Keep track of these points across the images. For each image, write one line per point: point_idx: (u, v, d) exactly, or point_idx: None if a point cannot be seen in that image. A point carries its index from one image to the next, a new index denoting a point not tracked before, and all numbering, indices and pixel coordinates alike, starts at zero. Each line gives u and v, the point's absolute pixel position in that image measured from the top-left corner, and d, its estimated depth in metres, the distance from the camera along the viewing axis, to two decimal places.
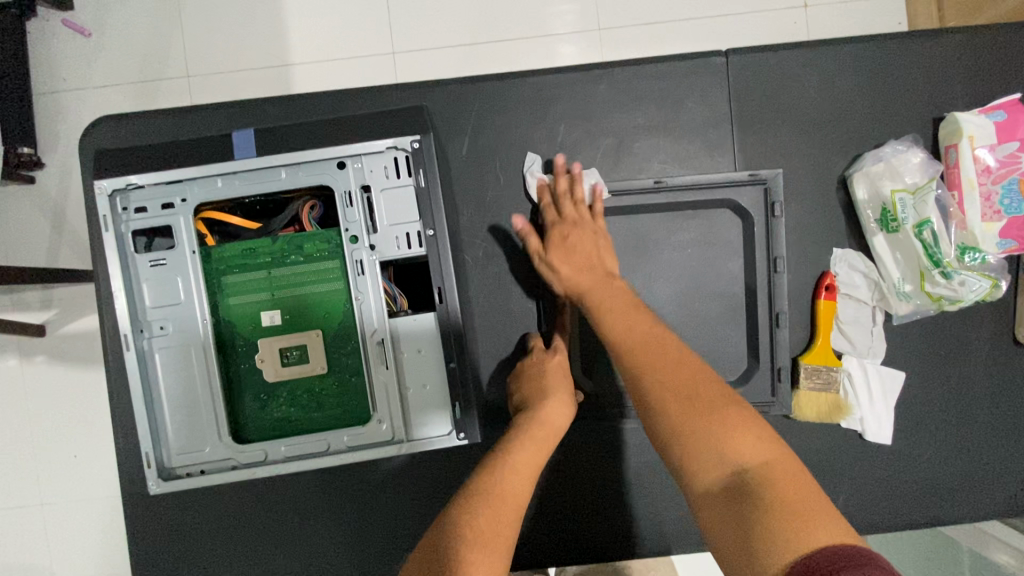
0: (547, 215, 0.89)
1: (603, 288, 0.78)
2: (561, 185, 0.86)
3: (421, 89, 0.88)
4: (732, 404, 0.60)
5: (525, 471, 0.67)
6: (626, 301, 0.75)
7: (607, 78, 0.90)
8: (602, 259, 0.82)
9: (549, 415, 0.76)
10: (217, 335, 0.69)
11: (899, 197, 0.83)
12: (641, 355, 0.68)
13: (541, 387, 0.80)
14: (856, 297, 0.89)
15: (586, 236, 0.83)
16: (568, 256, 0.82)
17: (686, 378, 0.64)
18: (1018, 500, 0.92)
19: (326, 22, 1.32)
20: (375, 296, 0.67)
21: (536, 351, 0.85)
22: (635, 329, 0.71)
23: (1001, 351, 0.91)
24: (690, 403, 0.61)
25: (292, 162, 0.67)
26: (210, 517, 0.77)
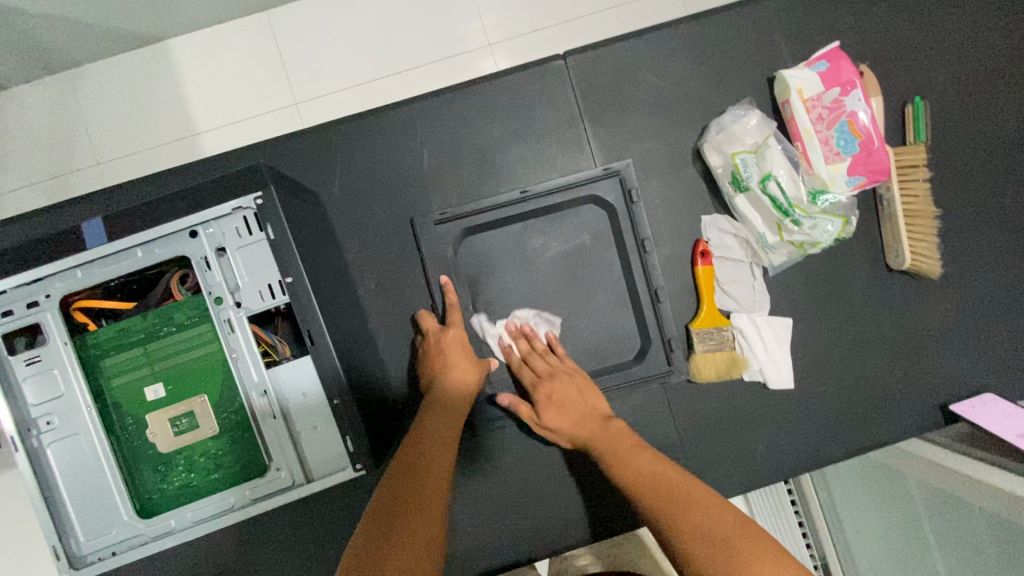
0: (426, 243, 0.93)
1: (603, 436, 0.83)
2: (540, 343, 0.93)
3: (288, 143, 0.92)
4: (754, 542, 0.61)
5: (446, 443, 0.77)
6: (632, 445, 0.80)
7: (460, 99, 0.94)
8: (588, 402, 0.88)
9: (455, 382, 0.86)
10: (104, 418, 0.70)
11: (742, 159, 0.89)
12: (659, 501, 0.70)
13: (446, 363, 0.86)
14: (731, 258, 0.94)
15: (569, 386, 0.88)
16: (563, 414, 0.86)
17: (707, 521, 0.65)
18: (926, 414, 0.96)
19: (223, 89, 1.35)
20: (249, 350, 0.70)
21: (433, 333, 0.89)
22: (654, 471, 0.75)
23: (878, 280, 0.96)
24: (717, 544, 0.62)
25: (145, 240, 0.69)
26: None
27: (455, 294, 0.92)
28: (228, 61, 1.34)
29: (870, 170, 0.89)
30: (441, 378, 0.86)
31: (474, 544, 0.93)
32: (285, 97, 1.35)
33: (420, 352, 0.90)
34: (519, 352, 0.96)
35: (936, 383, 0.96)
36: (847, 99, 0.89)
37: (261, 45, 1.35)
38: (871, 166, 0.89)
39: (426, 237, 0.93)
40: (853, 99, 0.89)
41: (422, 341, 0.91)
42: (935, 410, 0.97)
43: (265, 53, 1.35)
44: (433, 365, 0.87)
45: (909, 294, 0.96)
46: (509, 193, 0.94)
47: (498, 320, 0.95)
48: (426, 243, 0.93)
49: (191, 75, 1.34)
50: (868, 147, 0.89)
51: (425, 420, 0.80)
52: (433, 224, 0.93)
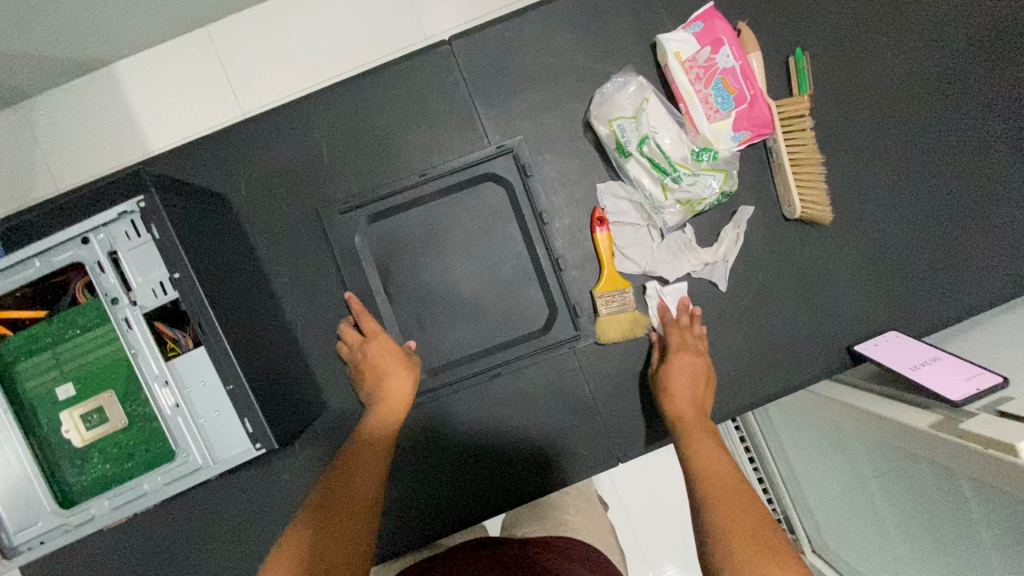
0: (334, 233, 0.98)
1: (700, 432, 0.85)
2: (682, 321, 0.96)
3: (194, 151, 0.97)
4: (776, 540, 0.65)
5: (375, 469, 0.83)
6: (710, 440, 0.84)
7: (353, 92, 0.98)
8: (700, 394, 0.91)
9: (391, 387, 0.91)
10: (22, 419, 0.75)
11: (620, 124, 0.91)
12: (712, 489, 0.74)
13: (379, 372, 0.92)
14: (628, 221, 0.97)
15: (689, 360, 0.91)
16: (693, 388, 0.91)
17: (746, 515, 0.69)
18: (834, 356, 1.00)
19: (167, 109, 1.40)
20: (148, 344, 0.75)
21: (356, 344, 0.95)
22: (714, 463, 0.79)
23: (776, 230, 0.99)
24: (753, 537, 0.65)
25: (41, 250, 0.74)
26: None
27: (359, 302, 0.97)
28: (166, 79, 1.38)
29: (749, 124, 0.92)
30: (376, 385, 0.92)
31: (402, 514, 0.98)
32: (233, 110, 1.40)
33: (351, 364, 0.96)
34: (432, 330, 1.00)
35: (842, 324, 0.99)
36: (719, 56, 0.91)
37: (209, 63, 1.39)
38: (751, 120, 0.92)
39: (333, 228, 0.98)
40: (724, 57, 0.91)
41: (349, 352, 0.96)
42: (841, 352, 0.99)
43: (213, 69, 1.39)
44: (366, 375, 0.93)
45: (807, 240, 0.99)
46: (409, 178, 0.98)
47: (411, 301, 1.00)
48: (334, 234, 0.98)
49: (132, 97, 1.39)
50: (743, 102, 0.92)
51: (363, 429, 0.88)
52: (339, 214, 0.98)
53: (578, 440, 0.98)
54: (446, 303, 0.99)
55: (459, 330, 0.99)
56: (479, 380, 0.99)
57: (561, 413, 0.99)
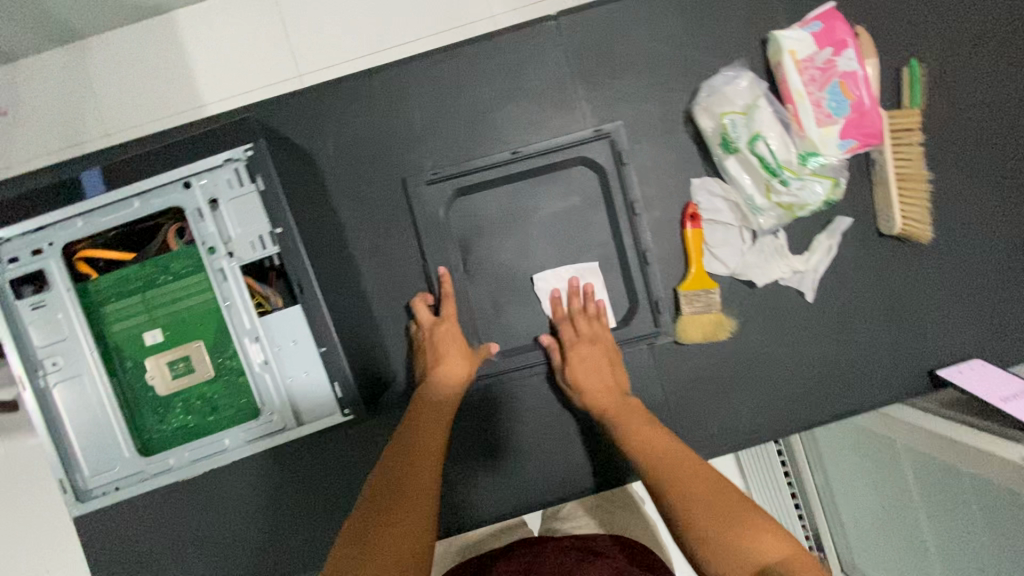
0: (418, 204, 0.95)
1: (625, 416, 0.85)
2: (576, 304, 0.95)
3: (284, 105, 0.94)
4: (747, 509, 0.66)
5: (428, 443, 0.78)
6: (641, 419, 0.84)
7: (452, 61, 0.95)
8: (610, 379, 0.90)
9: (447, 373, 0.87)
10: (108, 361, 0.74)
11: (731, 119, 0.89)
12: (666, 474, 0.74)
13: (440, 356, 0.88)
14: (721, 221, 0.95)
15: (598, 350, 0.91)
16: (595, 372, 0.89)
17: (701, 487, 0.70)
18: (913, 380, 0.97)
19: (228, 62, 1.36)
20: (243, 298, 0.73)
21: (426, 323, 0.91)
22: (659, 444, 0.79)
23: (869, 245, 0.96)
24: (714, 511, 0.67)
25: (141, 191, 0.72)
26: (171, 521, 0.85)
27: (451, 283, 0.95)
28: (237, 30, 1.34)
29: (860, 133, 0.89)
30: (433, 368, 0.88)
31: (460, 496, 0.96)
32: (290, 70, 1.35)
33: (415, 343, 0.92)
34: (508, 312, 0.98)
35: (925, 347, 0.97)
36: (839, 59, 0.88)
37: (267, 18, 1.34)
38: (862, 129, 0.89)
39: (417, 198, 0.95)
40: (845, 60, 0.88)
41: (416, 331, 0.93)
42: (923, 375, 0.98)
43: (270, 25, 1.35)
44: (427, 357, 0.89)
45: (901, 259, 0.96)
46: (500, 154, 0.95)
47: (488, 280, 0.97)
48: (417, 204, 0.95)
49: (196, 44, 1.34)
50: (858, 109, 0.89)
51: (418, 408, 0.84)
52: (425, 184, 0.95)
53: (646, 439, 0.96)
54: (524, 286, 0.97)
55: (535, 315, 0.97)
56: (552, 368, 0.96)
57: None
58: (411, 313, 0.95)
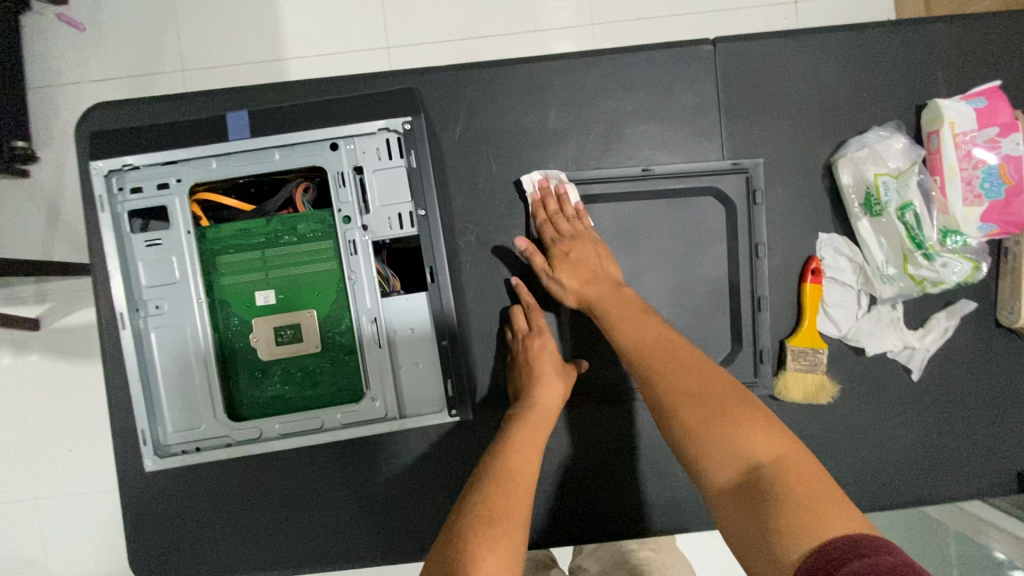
0: (538, 203, 0.90)
1: (611, 302, 0.82)
2: (553, 205, 0.89)
3: (414, 77, 0.90)
4: (743, 407, 0.68)
5: (525, 450, 0.74)
6: (643, 316, 0.80)
7: (596, 65, 0.91)
8: (603, 267, 0.86)
9: (540, 395, 0.81)
10: (213, 315, 0.70)
11: (882, 181, 0.86)
12: (651, 360, 0.75)
13: (535, 372, 0.83)
14: (841, 281, 0.91)
15: (587, 250, 0.86)
16: (575, 270, 0.85)
17: (696, 385, 0.71)
18: (1002, 479, 0.94)
19: (318, 19, 1.28)
20: (368, 275, 0.68)
21: (521, 334, 0.87)
22: (645, 331, 0.78)
23: (986, 333, 0.93)
24: (699, 404, 0.69)
25: (286, 143, 0.68)
26: (233, 486, 0.82)
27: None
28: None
29: (1006, 220, 0.86)
30: (528, 386, 0.82)
31: None
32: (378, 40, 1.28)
33: (510, 355, 0.88)
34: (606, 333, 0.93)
35: (1019, 447, 0.93)
36: (1004, 140, 0.85)
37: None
38: (1009, 216, 0.86)
39: (539, 197, 0.91)
40: (1010, 142, 0.85)
41: (510, 344, 0.89)
42: (1012, 476, 0.93)
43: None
44: (521, 371, 0.84)
45: (1013, 353, 0.93)
46: (631, 168, 0.91)
47: None
48: (538, 204, 0.90)
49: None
50: (1013, 196, 0.85)
51: (515, 428, 0.77)
52: (547, 185, 0.91)
53: None
54: None
55: None
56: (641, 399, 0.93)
57: None
58: (508, 321, 0.90)
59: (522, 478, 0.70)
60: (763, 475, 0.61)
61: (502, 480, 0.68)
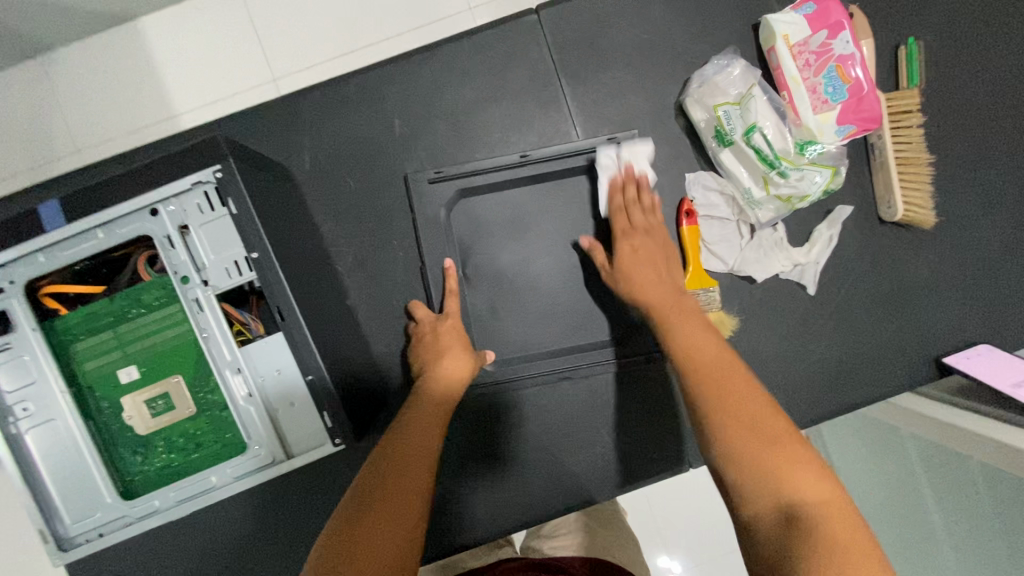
0: (417, 206, 0.90)
1: (665, 301, 0.76)
2: (632, 191, 0.86)
3: (252, 116, 0.90)
4: (790, 434, 0.56)
5: (429, 420, 0.75)
6: (701, 323, 0.71)
7: (430, 61, 0.91)
8: (671, 274, 0.81)
9: (446, 370, 0.82)
10: (83, 403, 0.70)
11: (725, 111, 0.85)
12: (699, 364, 0.64)
13: (438, 352, 0.84)
14: (718, 215, 0.92)
15: (651, 242, 0.83)
16: (639, 262, 0.82)
17: (745, 399, 0.59)
18: (921, 367, 0.94)
19: (187, 63, 1.20)
20: (220, 328, 0.69)
21: (425, 321, 0.88)
22: (695, 336, 0.69)
23: (870, 232, 0.93)
24: (746, 425, 0.57)
25: (105, 221, 0.67)
26: (158, 560, 0.81)
27: (456, 280, 0.90)
28: (202, 28, 1.19)
29: (860, 118, 0.85)
30: (433, 364, 0.83)
31: (452, 519, 0.91)
32: (262, 75, 1.20)
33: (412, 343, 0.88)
34: (504, 321, 0.93)
35: (931, 333, 0.94)
36: (834, 41, 0.84)
37: (223, 13, 1.19)
38: (863, 113, 0.85)
39: (419, 199, 0.90)
40: (840, 42, 0.84)
41: (414, 330, 0.89)
42: (929, 362, 0.94)
43: (234, 21, 1.19)
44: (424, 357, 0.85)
45: (902, 245, 0.93)
46: (507, 155, 0.90)
47: (481, 288, 0.93)
48: (418, 208, 0.90)
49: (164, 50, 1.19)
50: (858, 93, 0.84)
51: (424, 396, 0.79)
52: (428, 183, 0.90)
53: (642, 447, 0.92)
54: (518, 297, 0.93)
55: (531, 323, 0.93)
56: (548, 378, 0.92)
57: (634, 418, 0.92)
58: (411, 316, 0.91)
59: (422, 445, 0.70)
60: (805, 517, 0.49)
61: (399, 450, 0.68)
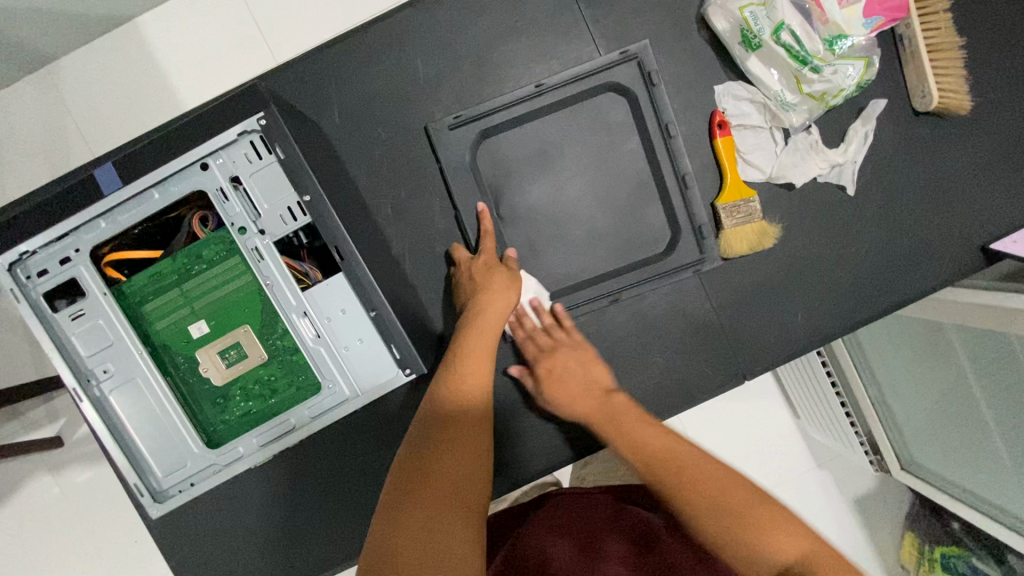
0: (449, 149, 0.90)
1: (616, 417, 0.76)
2: (531, 321, 0.90)
3: (278, 79, 0.90)
4: (768, 506, 0.58)
5: (479, 362, 0.74)
6: (652, 430, 0.72)
7: (445, 2, 0.90)
8: (594, 376, 0.84)
9: (487, 304, 0.82)
10: (159, 362, 0.72)
11: (751, 12, 0.84)
12: (668, 475, 0.64)
13: (478, 287, 0.84)
14: (750, 124, 0.91)
15: (569, 359, 0.86)
16: (564, 386, 0.84)
17: (714, 488, 0.61)
18: (969, 257, 0.93)
19: (194, 47, 1.19)
20: (282, 274, 0.70)
21: (463, 260, 0.89)
22: (650, 441, 0.70)
23: (905, 125, 0.92)
24: (715, 509, 0.59)
25: (159, 180, 0.69)
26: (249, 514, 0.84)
27: (490, 221, 0.91)
28: (206, 10, 1.18)
29: (888, 8, 0.83)
30: (475, 300, 0.83)
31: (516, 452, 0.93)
32: (269, 52, 1.19)
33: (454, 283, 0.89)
34: (547, 255, 0.93)
35: (976, 222, 0.93)
36: None
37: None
38: (890, 4, 0.83)
39: (451, 142, 0.91)
40: None
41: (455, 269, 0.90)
42: (976, 251, 0.93)
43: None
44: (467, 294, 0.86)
45: (939, 135, 0.92)
46: (524, 87, 0.90)
47: (520, 225, 0.93)
48: (450, 151, 0.90)
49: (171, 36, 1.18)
50: None
51: (465, 335, 0.79)
52: (450, 127, 0.90)
53: (695, 365, 0.93)
54: (559, 230, 0.93)
55: (574, 254, 0.93)
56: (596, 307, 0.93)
57: (685, 336, 0.93)
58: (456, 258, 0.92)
59: (472, 396, 0.70)
60: None
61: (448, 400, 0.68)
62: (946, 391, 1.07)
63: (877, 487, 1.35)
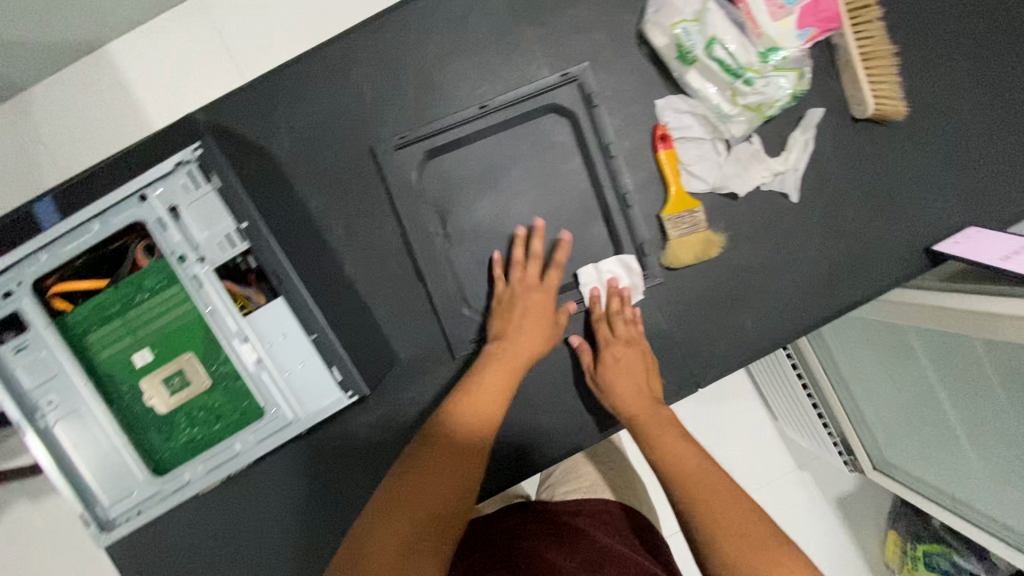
0: (397, 170, 0.92)
1: (663, 430, 0.82)
2: (612, 305, 0.90)
3: (229, 105, 0.92)
4: (778, 544, 0.63)
5: (489, 395, 0.79)
6: (689, 451, 0.78)
7: (391, 25, 0.92)
8: (648, 384, 0.87)
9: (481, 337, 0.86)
10: (104, 391, 0.73)
11: (684, 28, 0.87)
12: (696, 497, 0.71)
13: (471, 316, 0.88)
14: (692, 137, 0.93)
15: (634, 356, 0.88)
16: (625, 378, 0.86)
17: (736, 517, 0.67)
18: (914, 259, 0.94)
19: (156, 71, 1.20)
20: (221, 301, 0.71)
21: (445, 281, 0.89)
22: (686, 464, 0.76)
23: (845, 132, 0.94)
24: (739, 537, 0.64)
25: (98, 212, 0.70)
26: None
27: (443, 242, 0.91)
28: (166, 34, 1.19)
29: (820, 18, 0.86)
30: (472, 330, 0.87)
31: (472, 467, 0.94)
32: (230, 75, 1.20)
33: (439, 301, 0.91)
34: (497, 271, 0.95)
35: (919, 224, 0.94)
36: None
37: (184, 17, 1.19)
38: (822, 13, 0.86)
39: (399, 163, 0.92)
40: None
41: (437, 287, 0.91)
42: (921, 253, 0.94)
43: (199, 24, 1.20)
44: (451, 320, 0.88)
45: (877, 141, 0.94)
46: (468, 108, 0.92)
47: (470, 241, 0.95)
48: (399, 171, 0.92)
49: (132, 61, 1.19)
50: None
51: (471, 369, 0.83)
52: (394, 150, 0.92)
53: None
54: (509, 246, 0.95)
55: None
56: None
57: None
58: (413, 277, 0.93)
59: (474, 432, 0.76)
60: None
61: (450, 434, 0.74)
62: (903, 391, 1.09)
63: (848, 487, 1.36)
